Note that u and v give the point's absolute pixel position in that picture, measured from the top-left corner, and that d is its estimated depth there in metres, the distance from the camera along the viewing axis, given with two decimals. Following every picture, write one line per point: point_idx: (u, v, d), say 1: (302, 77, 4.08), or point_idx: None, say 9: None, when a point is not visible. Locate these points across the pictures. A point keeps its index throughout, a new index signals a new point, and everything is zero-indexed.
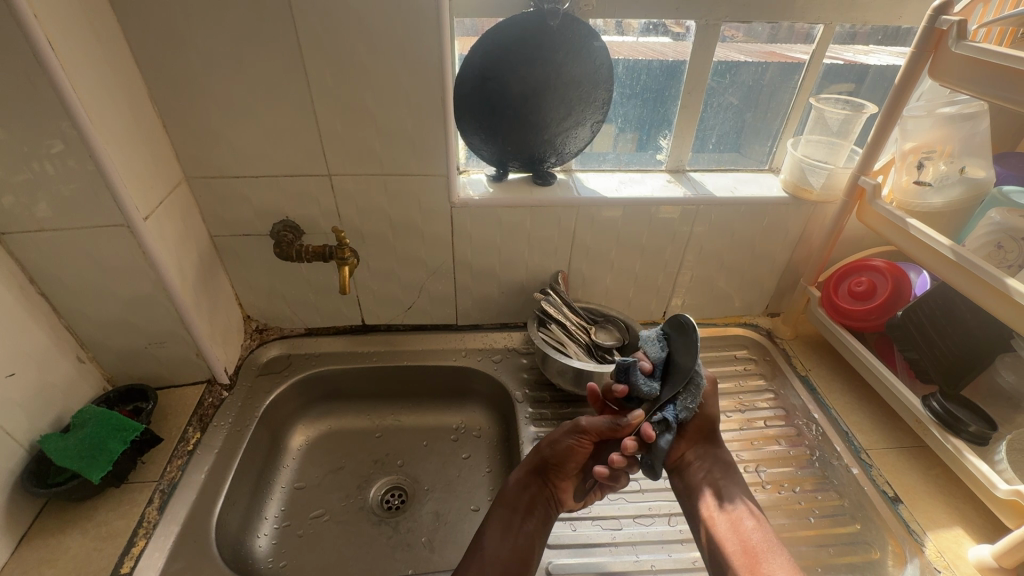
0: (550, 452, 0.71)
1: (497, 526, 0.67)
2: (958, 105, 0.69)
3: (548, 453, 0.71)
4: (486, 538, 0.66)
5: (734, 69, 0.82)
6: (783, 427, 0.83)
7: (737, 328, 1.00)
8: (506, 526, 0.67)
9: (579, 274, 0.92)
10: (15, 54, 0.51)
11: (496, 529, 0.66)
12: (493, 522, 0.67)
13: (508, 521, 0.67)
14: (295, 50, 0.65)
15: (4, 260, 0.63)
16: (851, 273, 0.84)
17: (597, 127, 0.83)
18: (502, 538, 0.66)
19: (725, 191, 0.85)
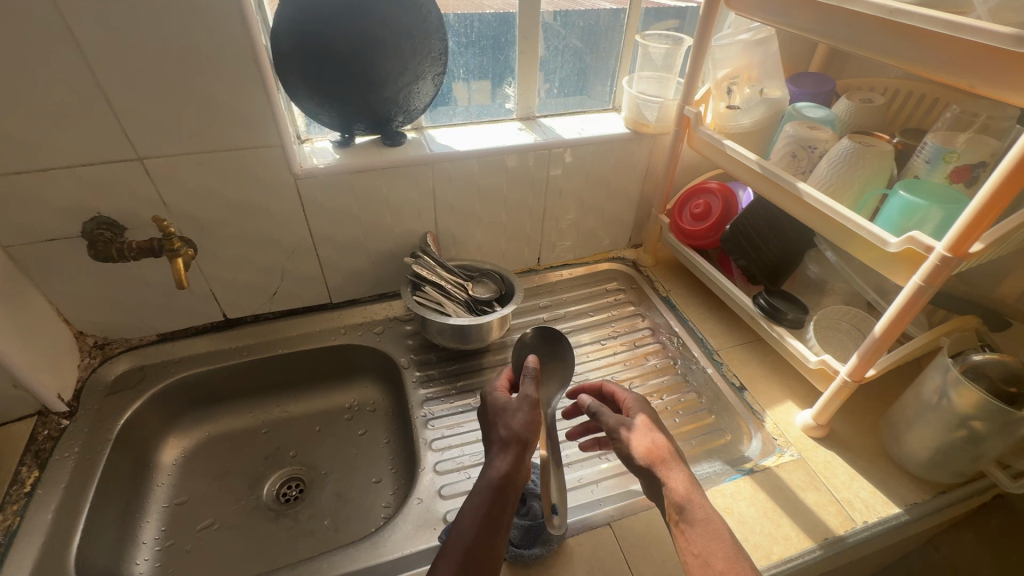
0: (528, 431, 0.60)
1: (477, 524, 0.53)
2: (753, 31, 0.77)
3: (524, 433, 0.60)
4: (473, 543, 0.51)
5: (557, 12, 0.83)
6: (651, 344, 0.91)
7: (606, 262, 1.07)
8: (490, 521, 0.53)
9: (448, 233, 0.92)
10: None
11: (478, 519, 0.53)
12: (473, 510, 0.54)
13: (490, 512, 0.53)
14: (54, 14, 0.55)
15: None
16: (692, 197, 0.92)
17: (439, 80, 0.82)
18: (485, 530, 0.52)
19: (574, 133, 0.89)
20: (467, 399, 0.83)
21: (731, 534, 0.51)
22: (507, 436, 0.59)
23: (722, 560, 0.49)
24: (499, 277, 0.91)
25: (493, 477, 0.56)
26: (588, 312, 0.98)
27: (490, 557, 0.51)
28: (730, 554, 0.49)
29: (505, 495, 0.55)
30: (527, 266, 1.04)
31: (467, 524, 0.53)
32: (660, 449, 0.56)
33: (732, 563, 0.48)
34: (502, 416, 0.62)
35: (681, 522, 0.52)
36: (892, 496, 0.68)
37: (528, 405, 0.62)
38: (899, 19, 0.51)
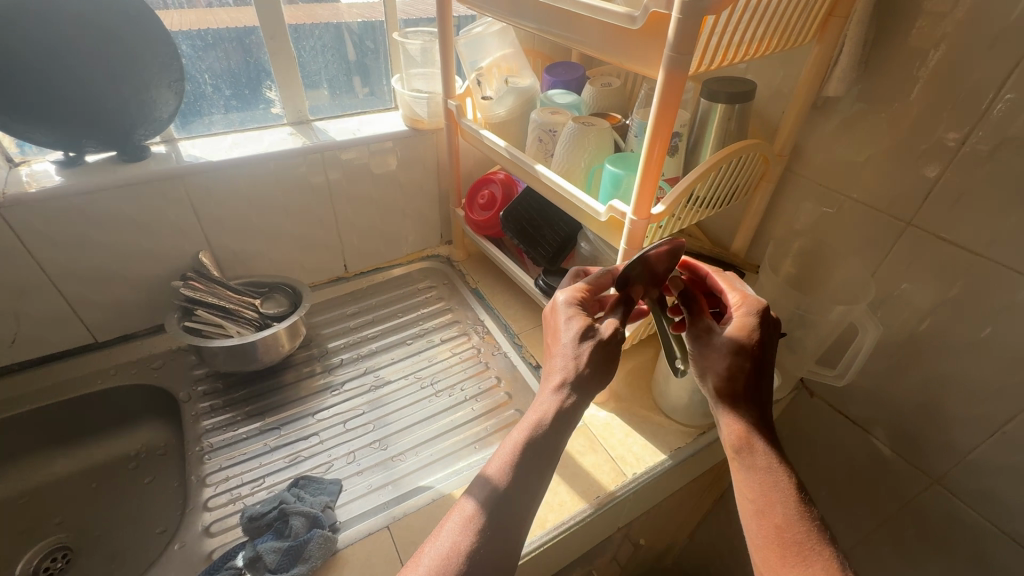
0: (597, 379, 0.50)
1: (514, 469, 0.48)
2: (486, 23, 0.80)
3: (604, 376, 0.50)
4: (479, 530, 0.45)
5: (337, 29, 0.85)
6: (458, 337, 0.92)
7: (419, 262, 1.06)
8: (539, 450, 0.48)
9: (225, 250, 0.86)
10: None
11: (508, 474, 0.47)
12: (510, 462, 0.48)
13: (529, 461, 0.48)
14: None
15: None
16: (480, 187, 0.94)
17: (179, 88, 0.75)
18: (523, 479, 0.48)
19: (348, 134, 0.87)
20: (255, 423, 0.77)
21: (793, 481, 0.46)
22: (551, 383, 0.50)
23: (775, 527, 0.44)
24: (291, 290, 0.88)
25: (552, 411, 0.49)
26: (398, 314, 0.96)
27: (531, 494, 0.48)
28: (785, 522, 0.44)
29: (543, 442, 0.49)
30: (334, 275, 1.00)
31: (488, 493, 0.47)
32: (747, 373, 0.49)
33: (789, 525, 0.44)
34: (570, 342, 0.51)
35: (745, 465, 0.47)
36: (660, 445, 0.73)
37: (578, 334, 0.51)
38: (558, 4, 0.54)
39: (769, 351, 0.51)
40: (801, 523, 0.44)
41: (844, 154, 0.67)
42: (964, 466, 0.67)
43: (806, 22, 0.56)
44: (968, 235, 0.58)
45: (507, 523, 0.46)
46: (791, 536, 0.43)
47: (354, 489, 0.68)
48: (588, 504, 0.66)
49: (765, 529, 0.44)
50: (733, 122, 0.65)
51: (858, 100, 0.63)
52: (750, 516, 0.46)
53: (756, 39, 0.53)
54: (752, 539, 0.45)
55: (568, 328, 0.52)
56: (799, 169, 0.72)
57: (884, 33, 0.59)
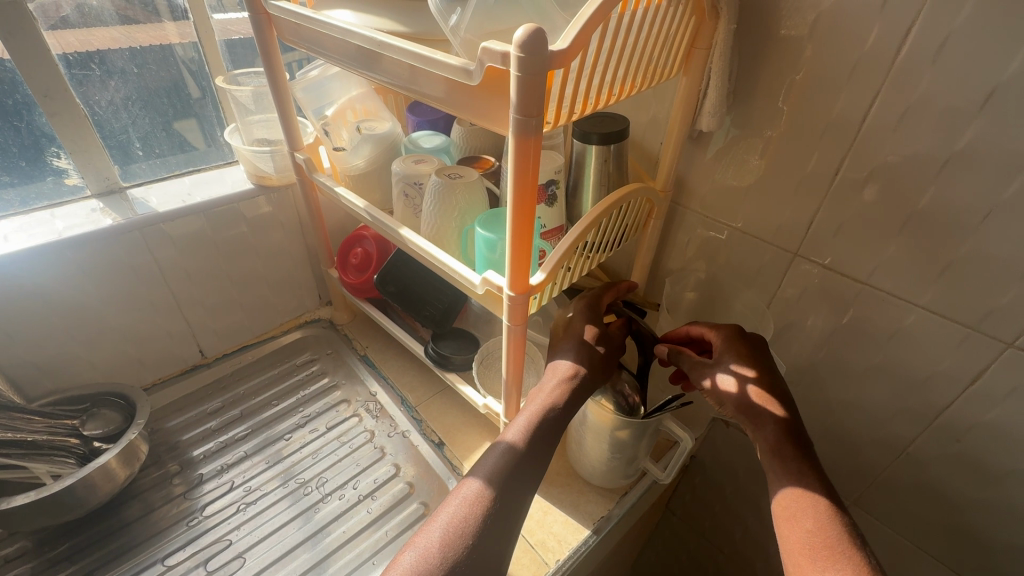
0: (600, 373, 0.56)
1: (516, 459, 0.50)
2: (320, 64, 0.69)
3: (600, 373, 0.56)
4: (484, 514, 0.47)
5: (165, 52, 0.70)
6: (347, 418, 0.80)
7: (296, 330, 0.92)
8: (538, 441, 0.51)
9: (23, 364, 0.67)
10: None
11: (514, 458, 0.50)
12: (513, 446, 0.51)
13: (534, 443, 0.51)
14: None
15: None
16: (351, 245, 0.82)
17: None
18: (524, 466, 0.50)
19: (174, 203, 0.72)
20: None
21: (828, 488, 0.47)
22: (560, 375, 0.55)
23: (809, 533, 0.44)
24: (122, 401, 0.71)
25: (561, 394, 0.54)
26: (273, 402, 0.82)
27: (513, 505, 0.48)
28: (816, 527, 0.45)
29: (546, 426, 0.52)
30: (188, 363, 0.84)
31: (497, 480, 0.49)
32: (755, 394, 0.51)
33: (823, 527, 0.44)
34: (582, 338, 0.58)
35: (778, 473, 0.49)
36: (581, 518, 0.66)
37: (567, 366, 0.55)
38: (388, 51, 0.44)
39: (772, 370, 0.53)
40: (831, 529, 0.44)
41: (725, 184, 0.64)
42: (877, 485, 0.66)
43: (670, 52, 0.51)
44: (852, 263, 0.57)
45: (508, 508, 0.48)
46: (831, 536, 0.44)
47: None
48: None
49: (800, 532, 0.45)
50: (611, 163, 0.59)
51: (731, 129, 0.60)
52: (784, 520, 0.46)
53: (621, 79, 0.46)
54: (783, 545, 0.45)
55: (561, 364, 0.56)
56: (685, 201, 0.69)
57: (747, 61, 0.55)
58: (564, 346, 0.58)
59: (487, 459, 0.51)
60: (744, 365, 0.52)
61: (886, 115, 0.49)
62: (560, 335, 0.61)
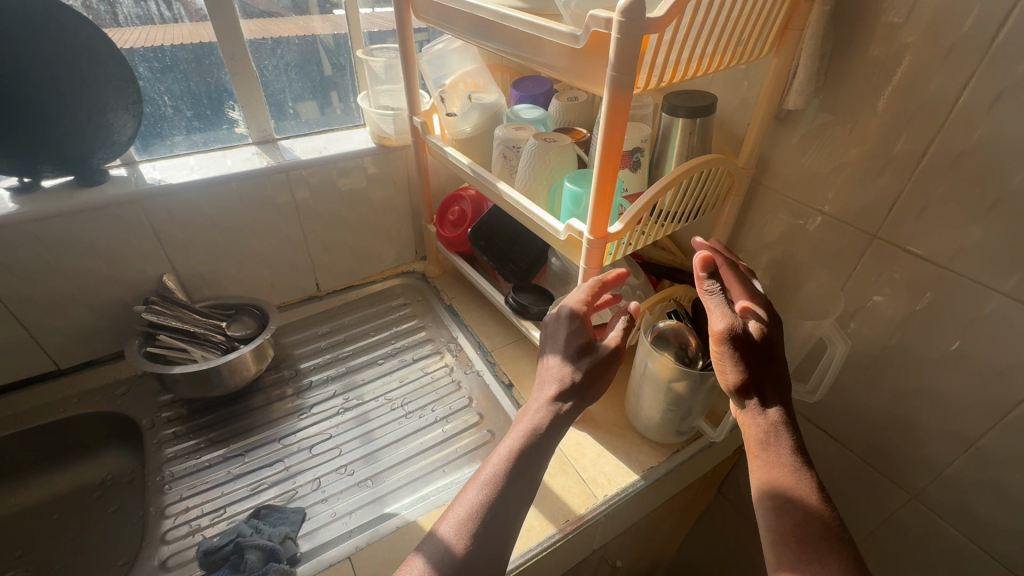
0: (592, 383, 0.58)
1: (537, 433, 0.55)
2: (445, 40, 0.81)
3: (591, 383, 0.58)
4: (474, 529, 0.50)
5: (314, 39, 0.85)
6: (431, 355, 0.91)
7: (394, 278, 1.05)
8: (530, 455, 0.54)
9: (191, 272, 0.84)
10: None
11: (499, 475, 0.53)
12: (499, 464, 0.54)
13: (523, 459, 0.54)
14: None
15: None
16: (450, 204, 0.93)
17: (138, 112, 0.74)
18: (513, 478, 0.53)
19: (314, 152, 0.86)
20: (220, 451, 0.75)
21: (815, 480, 0.48)
22: (544, 397, 0.57)
23: (794, 524, 0.46)
24: (257, 311, 0.86)
25: (548, 414, 0.56)
26: (370, 333, 0.95)
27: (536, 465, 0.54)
28: (803, 519, 0.46)
29: (533, 444, 0.55)
30: (306, 294, 0.99)
31: (490, 488, 0.52)
32: (766, 382, 0.52)
33: (809, 520, 0.46)
34: (573, 350, 0.58)
35: (768, 459, 0.50)
36: (632, 465, 0.71)
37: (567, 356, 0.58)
38: (508, 22, 0.53)
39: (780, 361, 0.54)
40: (817, 523, 0.46)
41: (808, 166, 0.66)
42: (941, 481, 0.65)
43: (763, 32, 0.55)
44: (934, 248, 0.57)
45: (502, 517, 0.51)
46: (816, 529, 0.45)
47: (316, 518, 0.67)
48: (556, 529, 0.64)
49: (783, 523, 0.47)
50: (696, 136, 0.64)
51: (820, 112, 0.62)
52: (769, 512, 0.48)
53: (710, 54, 0.51)
54: (768, 537, 0.47)
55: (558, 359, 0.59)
56: (767, 182, 0.71)
57: (843, 45, 0.58)
58: (556, 358, 0.59)
59: (476, 476, 0.54)
60: (765, 362, 0.52)
61: (980, 100, 0.50)
62: (552, 339, 0.61)
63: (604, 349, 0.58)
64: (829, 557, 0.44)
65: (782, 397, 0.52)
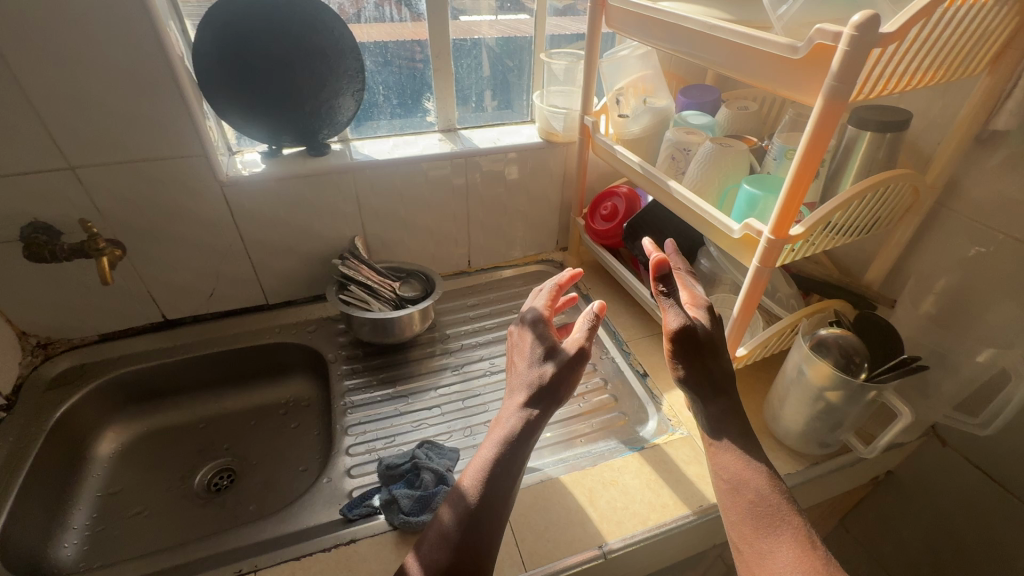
0: (557, 387, 0.62)
1: (508, 444, 0.58)
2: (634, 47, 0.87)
3: (558, 387, 0.62)
4: (459, 526, 0.54)
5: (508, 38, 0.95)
6: (568, 338, 0.97)
7: (535, 264, 1.14)
8: (507, 460, 0.57)
9: (376, 237, 0.98)
10: None
11: (478, 481, 0.56)
12: (477, 471, 0.57)
13: (506, 463, 0.57)
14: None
15: None
16: (603, 200, 0.99)
17: (359, 97, 0.89)
18: (498, 481, 0.56)
19: (489, 142, 0.96)
20: (387, 390, 0.88)
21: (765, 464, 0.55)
22: (514, 401, 0.62)
23: (749, 503, 0.53)
24: (425, 277, 0.98)
25: (519, 422, 0.60)
26: (512, 311, 1.04)
27: (512, 469, 0.57)
28: (759, 498, 0.53)
29: (508, 450, 0.58)
30: (459, 269, 1.10)
31: (483, 481, 0.56)
32: (713, 376, 0.59)
33: (764, 498, 0.52)
34: (535, 364, 0.64)
35: (723, 446, 0.58)
36: None
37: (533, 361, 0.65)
38: (716, 32, 0.58)
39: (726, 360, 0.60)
40: (773, 502, 0.52)
41: (1008, 194, 0.63)
42: None
43: (981, 51, 0.55)
44: None
45: (487, 520, 0.54)
46: (774, 506, 0.52)
47: (469, 460, 0.76)
48: (691, 511, 0.67)
49: (741, 500, 0.53)
50: (882, 151, 0.65)
51: None
52: (726, 492, 0.55)
53: (925, 69, 0.53)
54: (730, 518, 0.54)
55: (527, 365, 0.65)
56: (953, 204, 0.69)
57: None
58: (518, 373, 0.65)
59: (460, 487, 0.57)
60: (704, 356, 0.59)
61: None
62: (519, 351, 0.69)
63: (557, 363, 0.62)
64: (783, 533, 0.50)
65: (727, 393, 0.59)
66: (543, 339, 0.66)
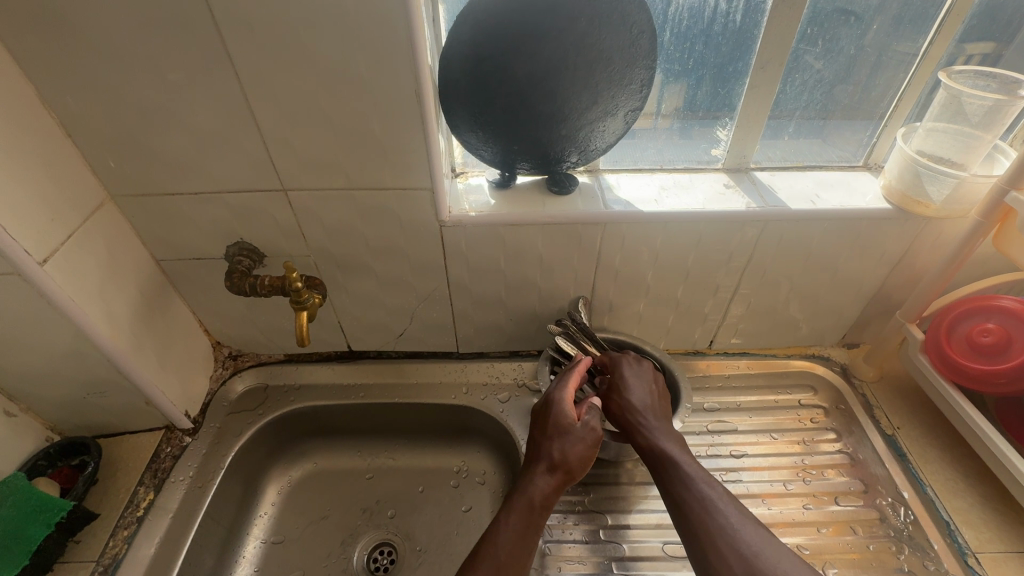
0: (578, 466, 0.58)
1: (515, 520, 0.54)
2: None
3: (575, 465, 0.58)
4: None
5: (881, 41, 0.61)
6: (860, 507, 0.65)
7: (803, 361, 0.81)
8: (527, 534, 0.54)
9: (604, 300, 0.74)
10: None
11: (512, 546, 0.52)
12: (508, 530, 0.53)
13: (524, 531, 0.54)
14: (207, 20, 0.47)
15: None
16: (973, 314, 0.62)
17: (633, 117, 0.63)
18: (518, 550, 0.52)
19: (803, 202, 0.64)
20: (597, 525, 0.65)
21: (699, 478, 0.54)
22: (535, 470, 0.58)
23: (687, 514, 0.53)
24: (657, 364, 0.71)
25: (533, 496, 0.56)
26: (769, 433, 0.73)
27: (527, 550, 0.53)
28: (690, 509, 0.53)
29: (536, 517, 0.55)
30: (693, 348, 0.82)
31: (510, 542, 0.53)
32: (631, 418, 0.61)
33: (699, 506, 0.52)
34: (559, 434, 0.60)
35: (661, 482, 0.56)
36: None
37: (549, 433, 0.60)
38: None
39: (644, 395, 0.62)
40: (702, 507, 0.52)
41: None
42: None
43: None
44: None
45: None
46: (705, 510, 0.52)
47: None
48: None
49: (682, 522, 0.53)
50: None
51: None
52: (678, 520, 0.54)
53: None
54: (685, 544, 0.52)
55: (544, 439, 0.60)
56: None
57: None
58: (541, 444, 0.60)
59: (489, 546, 0.52)
60: (622, 401, 0.62)
61: None
62: (539, 423, 0.62)
63: (583, 434, 0.59)
64: (727, 540, 0.49)
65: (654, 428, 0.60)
66: (560, 415, 0.61)
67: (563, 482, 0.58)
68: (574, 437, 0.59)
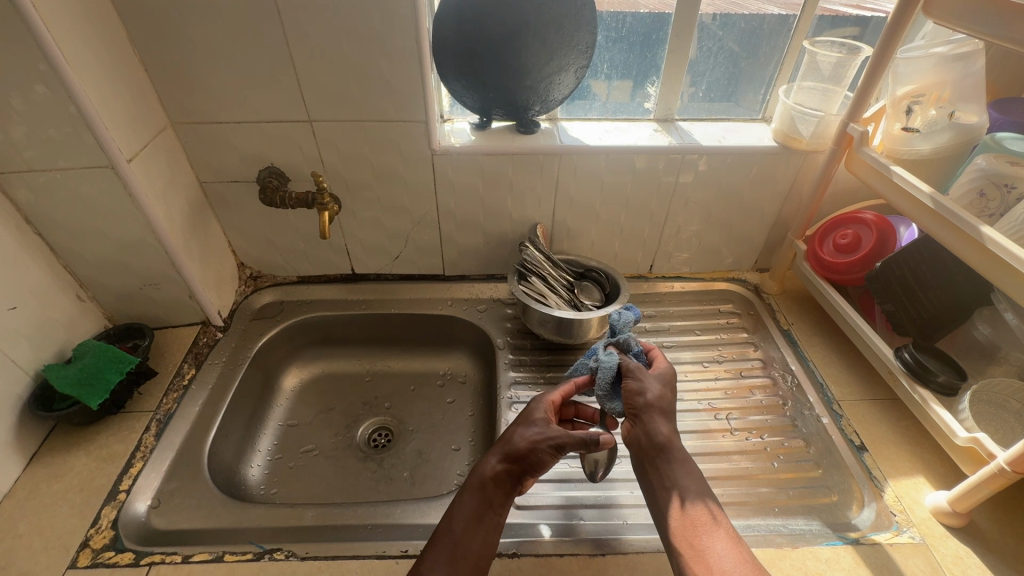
0: (534, 457, 0.59)
1: (472, 495, 0.59)
2: (953, 44, 0.66)
3: (531, 456, 0.59)
4: (433, 551, 0.55)
5: (765, 20, 0.81)
6: (760, 378, 0.84)
7: (724, 282, 1.00)
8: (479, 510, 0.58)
9: (563, 226, 0.92)
10: (11, 30, 0.53)
11: (467, 522, 0.57)
12: (464, 507, 0.58)
13: (480, 511, 0.58)
14: None
15: (9, 211, 0.66)
16: (838, 226, 0.83)
17: (581, 74, 0.81)
18: (473, 526, 0.57)
19: (713, 141, 0.83)
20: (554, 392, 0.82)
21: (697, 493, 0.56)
22: (497, 452, 0.61)
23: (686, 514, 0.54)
24: (604, 275, 0.89)
25: (486, 475, 0.59)
26: (695, 332, 0.92)
27: (484, 523, 0.57)
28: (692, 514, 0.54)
29: (492, 494, 0.59)
30: (637, 273, 1.01)
31: (464, 519, 0.57)
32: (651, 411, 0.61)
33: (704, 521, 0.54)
34: (523, 425, 0.62)
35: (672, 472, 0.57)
36: None
37: (514, 426, 0.63)
38: None
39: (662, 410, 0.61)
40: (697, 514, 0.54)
41: None
42: None
43: None
44: None
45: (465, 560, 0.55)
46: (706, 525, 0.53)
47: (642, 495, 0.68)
48: None
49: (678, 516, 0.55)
50: None
51: None
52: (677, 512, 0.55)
53: None
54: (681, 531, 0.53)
55: (511, 429, 0.63)
56: None
57: None
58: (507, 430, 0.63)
59: (447, 523, 0.57)
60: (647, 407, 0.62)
61: None
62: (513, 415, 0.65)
63: (542, 434, 0.59)
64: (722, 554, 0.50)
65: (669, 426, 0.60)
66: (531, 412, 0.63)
67: (523, 470, 0.59)
68: (532, 436, 0.60)
